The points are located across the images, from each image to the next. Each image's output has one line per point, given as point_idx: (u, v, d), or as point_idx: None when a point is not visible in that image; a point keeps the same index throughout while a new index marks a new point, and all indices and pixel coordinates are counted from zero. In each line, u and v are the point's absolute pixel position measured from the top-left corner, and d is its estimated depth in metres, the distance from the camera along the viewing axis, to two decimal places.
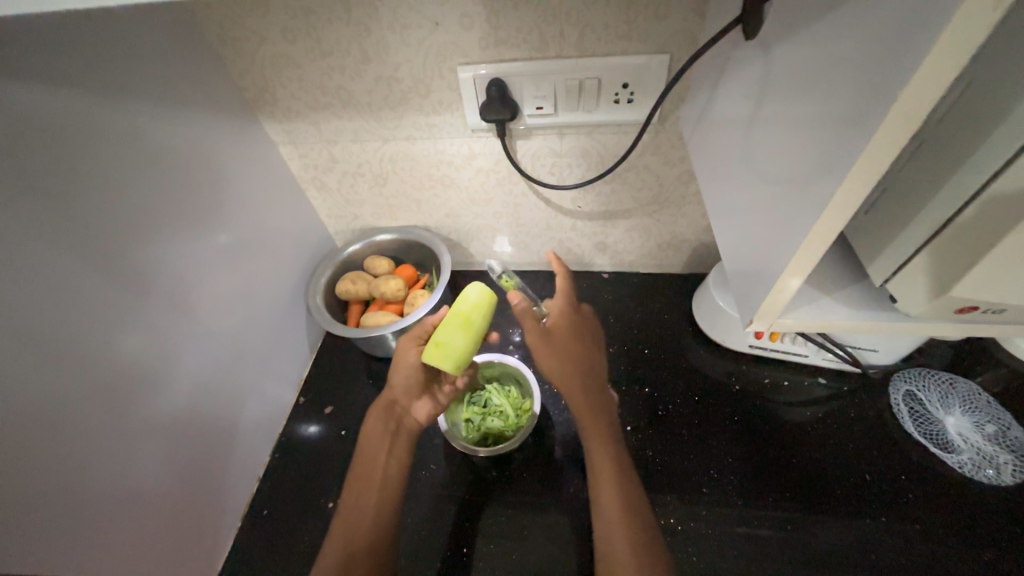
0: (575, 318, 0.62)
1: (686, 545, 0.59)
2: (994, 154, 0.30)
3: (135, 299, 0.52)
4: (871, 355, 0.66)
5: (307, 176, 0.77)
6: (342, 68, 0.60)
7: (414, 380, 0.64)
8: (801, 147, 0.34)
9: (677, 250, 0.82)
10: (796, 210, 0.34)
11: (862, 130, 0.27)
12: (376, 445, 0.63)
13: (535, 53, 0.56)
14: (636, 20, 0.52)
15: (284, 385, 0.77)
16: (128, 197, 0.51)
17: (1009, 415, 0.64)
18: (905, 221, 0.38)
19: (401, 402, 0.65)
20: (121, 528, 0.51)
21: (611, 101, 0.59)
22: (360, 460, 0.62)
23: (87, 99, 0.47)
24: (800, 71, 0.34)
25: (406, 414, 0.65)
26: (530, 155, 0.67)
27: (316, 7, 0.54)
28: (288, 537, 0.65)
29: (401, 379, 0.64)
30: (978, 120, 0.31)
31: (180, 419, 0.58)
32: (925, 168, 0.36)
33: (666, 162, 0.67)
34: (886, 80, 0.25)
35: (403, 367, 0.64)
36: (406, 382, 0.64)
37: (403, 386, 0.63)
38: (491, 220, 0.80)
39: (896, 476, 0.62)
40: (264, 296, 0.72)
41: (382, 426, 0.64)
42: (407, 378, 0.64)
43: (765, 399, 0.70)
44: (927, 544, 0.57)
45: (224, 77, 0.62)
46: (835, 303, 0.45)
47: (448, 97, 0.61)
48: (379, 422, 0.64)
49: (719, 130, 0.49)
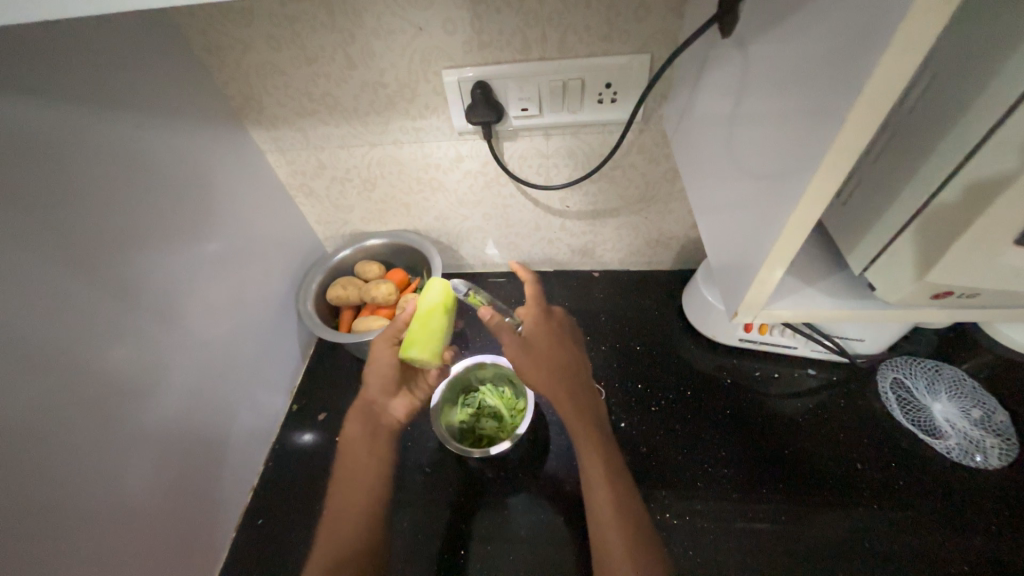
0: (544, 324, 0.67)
1: (683, 540, 0.59)
2: (963, 143, 0.31)
3: (121, 309, 0.51)
4: (858, 344, 0.67)
5: (295, 183, 0.77)
6: (327, 74, 0.60)
7: (391, 380, 0.66)
8: (779, 140, 0.35)
9: (666, 247, 0.83)
10: (775, 203, 0.35)
11: (836, 120, 0.28)
12: (356, 448, 0.64)
13: (518, 55, 0.57)
14: (616, 22, 0.53)
15: (276, 392, 0.76)
16: (115, 206, 0.50)
17: (994, 399, 0.65)
18: (881, 212, 0.39)
19: (379, 405, 0.66)
20: (112, 542, 0.50)
21: (595, 101, 0.60)
22: (342, 466, 0.62)
23: (70, 109, 0.46)
24: (775, 67, 0.35)
25: (386, 415, 0.66)
26: (517, 157, 0.68)
27: (300, 14, 0.54)
28: (285, 546, 0.65)
29: (377, 381, 0.65)
30: (946, 110, 0.32)
31: (170, 430, 0.57)
32: (898, 158, 0.37)
33: (651, 160, 0.68)
34: (855, 72, 0.26)
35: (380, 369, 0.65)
36: (383, 383, 0.65)
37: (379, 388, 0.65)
38: (480, 222, 0.80)
39: (887, 463, 0.63)
40: (255, 303, 0.72)
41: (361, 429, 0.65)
42: (384, 379, 0.65)
43: (757, 392, 0.71)
44: (919, 530, 0.58)
45: (209, 86, 0.62)
46: (821, 293, 0.45)
47: (435, 101, 0.62)
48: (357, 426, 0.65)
49: (701, 126, 0.50)
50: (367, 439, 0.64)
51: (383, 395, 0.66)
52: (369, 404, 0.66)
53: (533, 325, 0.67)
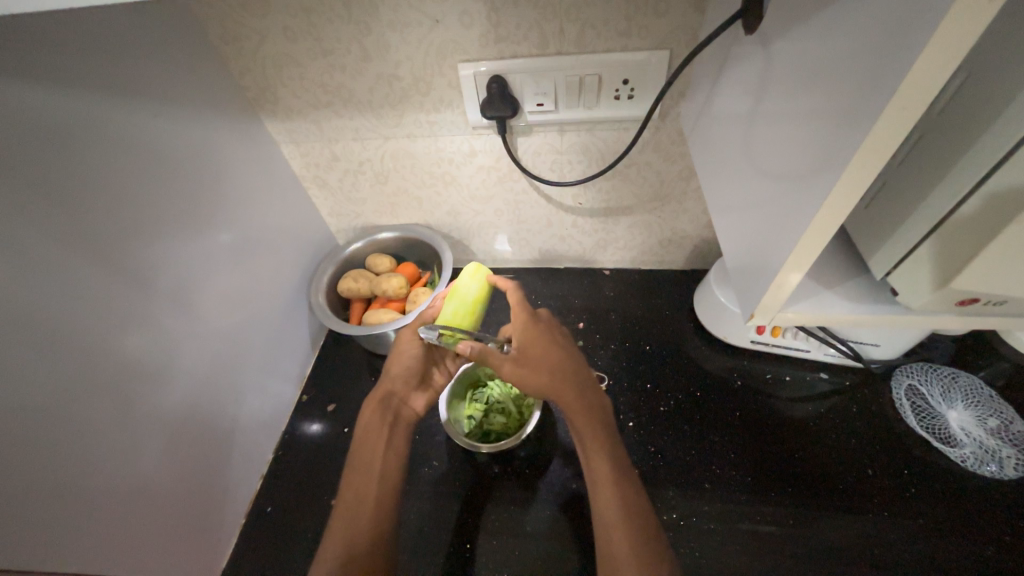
0: (534, 331, 0.62)
1: (689, 541, 0.59)
2: (995, 147, 0.30)
3: (136, 297, 0.52)
4: (873, 350, 0.66)
5: (309, 174, 0.77)
6: (343, 67, 0.60)
7: (413, 372, 0.66)
8: (802, 140, 0.34)
9: (678, 247, 0.82)
10: (796, 205, 0.34)
11: (864, 121, 0.27)
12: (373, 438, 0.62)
13: (534, 50, 0.56)
14: (636, 17, 0.52)
15: (286, 382, 0.77)
16: (129, 196, 0.51)
17: (1012, 409, 0.64)
18: (903, 216, 0.38)
19: (398, 394, 0.66)
20: (120, 527, 0.51)
21: (611, 97, 0.59)
22: (354, 464, 0.60)
23: (87, 99, 0.47)
24: (800, 66, 0.34)
25: (404, 405, 0.66)
26: (531, 152, 0.67)
27: (316, 5, 0.54)
28: (293, 535, 0.66)
29: (399, 371, 0.65)
30: (977, 114, 0.31)
31: (179, 416, 0.58)
32: (927, 160, 0.36)
33: (667, 158, 0.67)
34: (887, 69, 0.25)
35: (404, 361, 0.66)
36: (405, 375, 0.65)
37: (401, 378, 0.65)
38: (492, 218, 0.80)
39: (899, 470, 0.62)
40: (266, 293, 0.72)
41: (379, 418, 0.63)
42: (407, 371, 0.66)
43: (766, 395, 0.70)
44: (929, 540, 0.57)
45: (225, 76, 0.62)
46: (839, 297, 0.44)
47: (449, 95, 0.62)
48: (376, 415, 0.63)
49: (720, 124, 0.49)
50: (385, 428, 0.63)
51: (404, 384, 0.66)
52: (388, 393, 0.65)
53: (518, 337, 0.61)
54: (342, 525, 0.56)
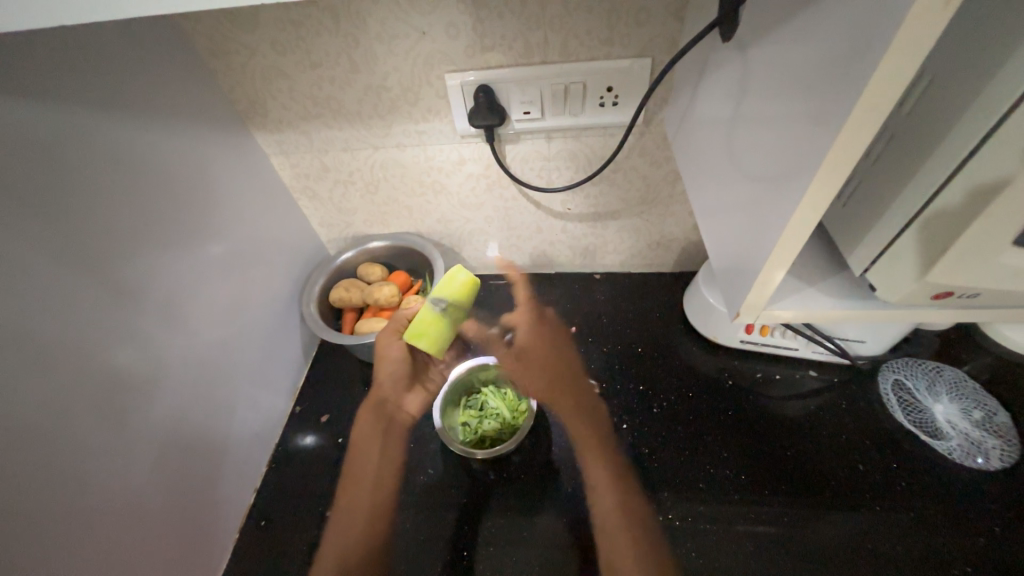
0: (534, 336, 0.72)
1: (686, 542, 0.59)
2: (962, 145, 0.31)
3: (126, 311, 0.52)
4: (859, 346, 0.67)
5: (299, 185, 0.77)
6: (332, 78, 0.61)
7: (400, 374, 0.68)
8: (780, 142, 0.35)
9: (666, 250, 0.83)
10: (776, 203, 0.35)
11: (837, 120, 0.28)
12: (369, 441, 0.68)
13: (520, 59, 0.57)
14: (618, 26, 0.53)
15: (278, 395, 0.76)
16: (119, 209, 0.51)
17: (995, 401, 0.65)
18: (880, 214, 0.40)
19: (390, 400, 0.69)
20: (113, 546, 0.50)
21: (597, 104, 0.60)
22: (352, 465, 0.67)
23: (77, 113, 0.47)
24: (775, 71, 0.36)
25: (398, 410, 0.69)
26: (519, 159, 0.68)
27: (305, 19, 0.54)
28: (287, 548, 0.65)
29: (386, 374, 0.68)
30: (944, 113, 0.33)
31: (171, 431, 0.57)
32: (899, 159, 0.37)
33: (652, 163, 0.68)
34: (856, 74, 0.27)
35: (391, 361, 0.67)
36: (394, 377, 0.68)
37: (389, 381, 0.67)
38: (482, 225, 0.81)
39: (889, 464, 0.63)
40: (257, 304, 0.72)
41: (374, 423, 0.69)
42: (395, 376, 0.68)
43: (757, 394, 0.71)
44: (921, 532, 0.58)
45: (214, 89, 0.62)
46: (824, 293, 0.45)
47: (437, 104, 0.62)
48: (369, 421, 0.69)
49: (702, 128, 0.51)
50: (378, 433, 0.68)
51: (394, 390, 0.68)
52: (381, 400, 0.69)
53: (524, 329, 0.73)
54: (336, 541, 0.60)
